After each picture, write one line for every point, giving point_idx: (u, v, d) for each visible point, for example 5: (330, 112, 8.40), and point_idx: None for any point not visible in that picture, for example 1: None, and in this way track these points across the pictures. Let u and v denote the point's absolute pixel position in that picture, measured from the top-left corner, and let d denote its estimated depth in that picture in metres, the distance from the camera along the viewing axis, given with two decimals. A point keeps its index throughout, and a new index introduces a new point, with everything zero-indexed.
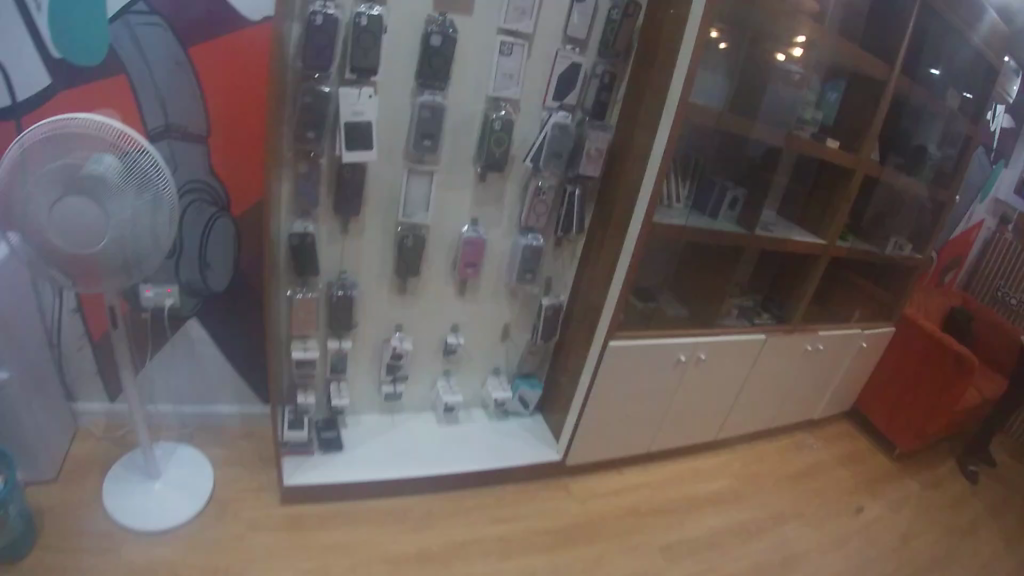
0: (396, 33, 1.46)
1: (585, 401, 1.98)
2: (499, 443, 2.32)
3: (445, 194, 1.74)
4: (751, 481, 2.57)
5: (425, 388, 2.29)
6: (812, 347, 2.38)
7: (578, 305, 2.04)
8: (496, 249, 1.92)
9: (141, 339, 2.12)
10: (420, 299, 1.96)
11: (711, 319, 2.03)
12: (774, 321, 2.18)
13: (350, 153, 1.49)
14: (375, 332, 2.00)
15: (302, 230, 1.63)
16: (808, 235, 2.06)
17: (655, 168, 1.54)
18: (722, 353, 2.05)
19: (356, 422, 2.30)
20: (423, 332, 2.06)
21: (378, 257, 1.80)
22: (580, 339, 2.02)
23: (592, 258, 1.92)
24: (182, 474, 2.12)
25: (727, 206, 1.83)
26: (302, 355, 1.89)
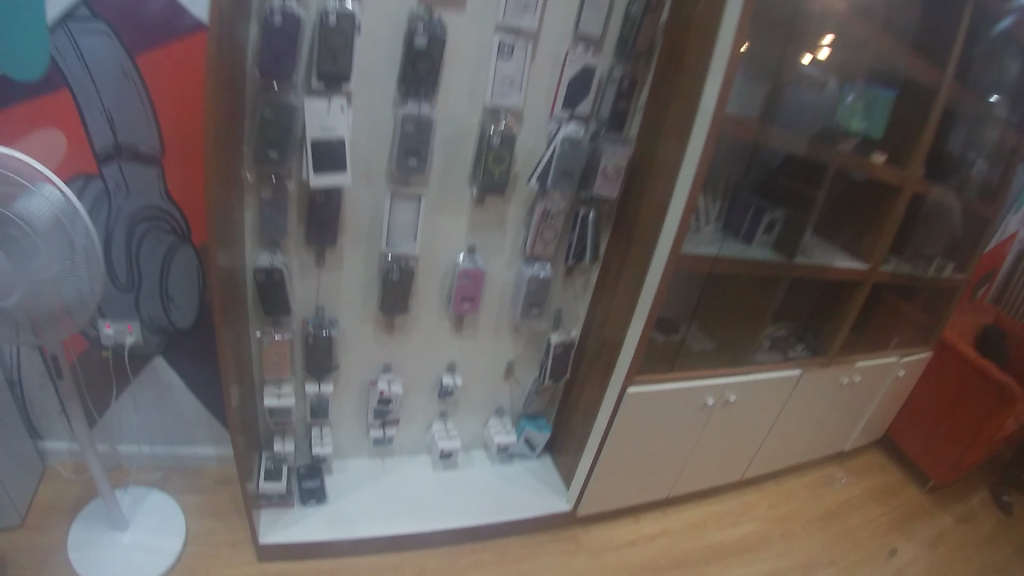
0: (374, 32, 1.23)
1: (599, 451, 1.74)
2: (503, 491, 2.07)
3: (438, 219, 1.51)
4: (789, 516, 2.27)
5: (417, 428, 2.06)
6: (850, 380, 2.14)
7: (591, 342, 1.82)
8: (495, 276, 1.68)
9: (102, 379, 1.88)
10: (411, 335, 1.73)
11: (742, 354, 1.80)
12: (811, 354, 1.95)
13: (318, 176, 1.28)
14: (359, 373, 1.78)
15: (269, 263, 1.41)
16: (848, 259, 1.84)
17: (683, 189, 1.31)
18: (754, 393, 1.81)
19: (343, 468, 2.06)
20: (415, 370, 1.85)
21: (360, 292, 1.57)
22: (592, 378, 1.79)
23: (609, 289, 1.69)
24: (152, 525, 1.90)
25: (764, 229, 1.61)
26: (275, 404, 1.66)
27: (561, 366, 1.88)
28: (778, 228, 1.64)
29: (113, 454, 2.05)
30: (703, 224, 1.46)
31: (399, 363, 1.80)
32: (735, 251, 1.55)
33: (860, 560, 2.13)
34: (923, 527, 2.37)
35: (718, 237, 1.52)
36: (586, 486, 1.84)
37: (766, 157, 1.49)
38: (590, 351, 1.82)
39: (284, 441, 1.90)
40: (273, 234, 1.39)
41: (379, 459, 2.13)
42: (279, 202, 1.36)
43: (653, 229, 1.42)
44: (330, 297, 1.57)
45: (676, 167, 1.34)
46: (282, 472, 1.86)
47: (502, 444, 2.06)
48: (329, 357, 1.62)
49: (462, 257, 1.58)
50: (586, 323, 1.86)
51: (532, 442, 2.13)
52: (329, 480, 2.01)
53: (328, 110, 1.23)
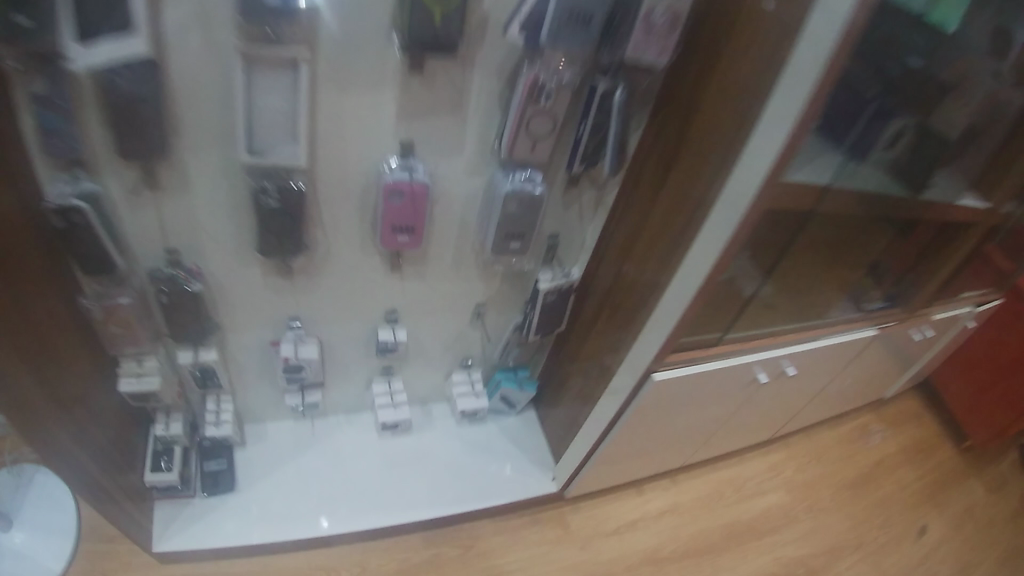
0: None
1: (607, 435, 1.31)
2: (470, 464, 1.64)
3: (349, 98, 0.89)
4: (819, 481, 1.86)
5: (357, 383, 1.55)
6: (919, 336, 1.67)
7: (601, 282, 1.26)
8: (447, 190, 1.07)
9: None
10: (328, 278, 1.17)
11: (804, 313, 1.30)
12: (885, 305, 1.47)
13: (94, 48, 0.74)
14: (254, 330, 1.27)
15: (71, 198, 0.88)
16: (970, 186, 1.29)
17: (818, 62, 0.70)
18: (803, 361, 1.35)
19: (260, 437, 1.61)
20: (341, 325, 1.32)
21: (229, 224, 1.04)
22: (601, 337, 1.29)
23: (636, 212, 1.11)
24: (45, 521, 1.46)
25: (886, 141, 1.06)
26: (134, 388, 1.19)
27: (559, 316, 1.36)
28: (906, 138, 1.12)
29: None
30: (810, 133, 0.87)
31: (316, 311, 1.26)
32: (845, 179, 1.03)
33: (890, 543, 1.76)
34: (954, 498, 1.94)
35: (820, 155, 0.96)
36: (586, 467, 1.45)
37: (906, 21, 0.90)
38: (598, 294, 1.29)
39: (169, 421, 1.40)
40: (66, 155, 0.84)
41: (306, 423, 1.66)
42: (62, 98, 0.79)
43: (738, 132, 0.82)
44: (190, 236, 1.04)
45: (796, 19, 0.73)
46: (172, 458, 1.40)
47: (468, 411, 1.59)
48: (196, 313, 1.13)
49: (391, 159, 0.98)
50: (593, 258, 1.30)
51: (508, 401, 1.66)
52: (240, 455, 1.57)
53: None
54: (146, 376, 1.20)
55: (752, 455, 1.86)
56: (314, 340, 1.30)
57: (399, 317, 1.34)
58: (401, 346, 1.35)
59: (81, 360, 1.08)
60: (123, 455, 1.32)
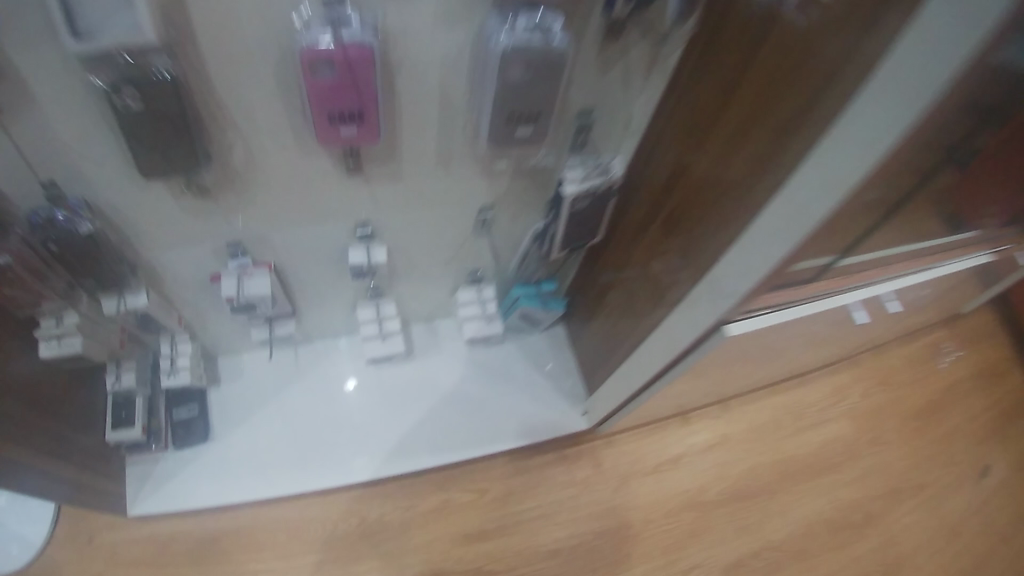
0: None
1: (655, 383, 1.04)
2: (484, 395, 1.39)
3: None
4: (888, 407, 1.58)
5: (340, 311, 1.26)
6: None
7: (659, 182, 0.90)
8: (413, 61, 0.70)
9: None
10: (265, 190, 0.85)
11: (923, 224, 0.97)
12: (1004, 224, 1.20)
13: None
14: (190, 262, 1.00)
15: None
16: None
17: None
18: (904, 287, 1.05)
19: (236, 373, 1.39)
20: (303, 249, 1.02)
21: (104, 137, 0.73)
22: (657, 255, 0.96)
23: (724, 78, 0.73)
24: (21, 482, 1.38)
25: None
26: (58, 353, 1.01)
27: (595, 226, 1.02)
28: None
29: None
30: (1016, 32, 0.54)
31: (264, 233, 0.95)
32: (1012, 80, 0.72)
33: (957, 482, 1.50)
34: None
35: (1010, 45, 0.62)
36: (624, 411, 1.22)
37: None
38: (650, 194, 0.94)
39: (121, 370, 1.20)
40: None
41: (290, 349, 1.42)
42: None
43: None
44: (56, 161, 0.75)
45: None
46: (134, 412, 1.22)
47: (476, 337, 1.26)
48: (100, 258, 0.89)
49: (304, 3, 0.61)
50: (642, 140, 0.93)
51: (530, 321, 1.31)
52: (214, 396, 1.37)
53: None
54: (68, 337, 1.02)
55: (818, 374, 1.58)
56: (266, 272, 0.99)
57: (374, 230, 1.00)
58: (380, 266, 1.03)
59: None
60: (71, 418, 1.12)
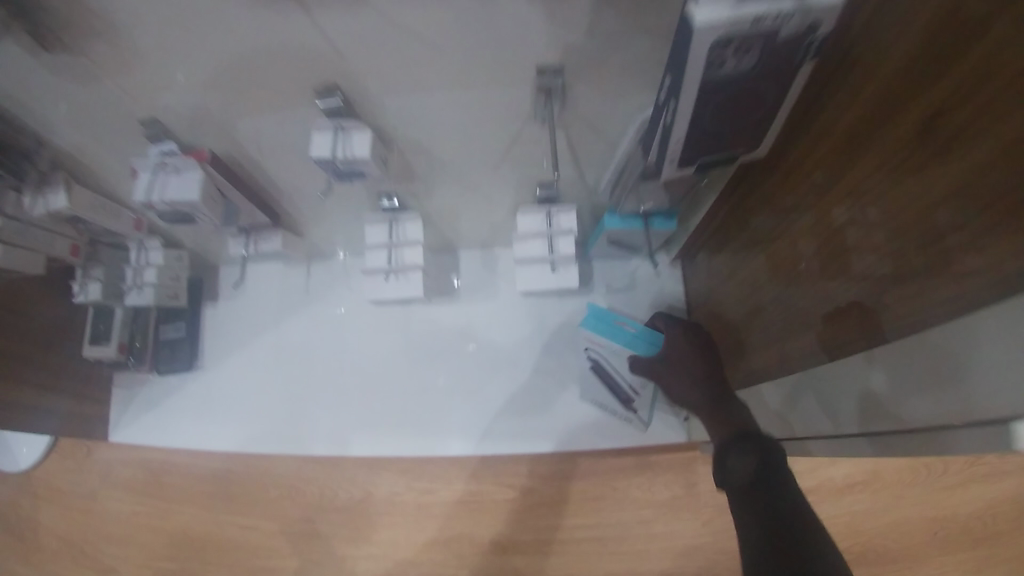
0: None
1: (852, 443, 0.54)
2: (544, 367, 1.01)
3: None
4: None
5: (351, 225, 0.89)
6: None
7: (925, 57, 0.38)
8: None
9: None
10: (139, 21, 0.49)
11: None
12: None
13: None
14: (110, 130, 0.67)
15: None
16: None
17: None
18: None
19: (237, 292, 1.11)
20: (255, 127, 0.64)
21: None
22: (923, 220, 0.42)
23: None
24: None
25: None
26: None
27: (762, 130, 0.52)
28: None
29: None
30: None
31: (177, 99, 0.60)
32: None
33: None
34: None
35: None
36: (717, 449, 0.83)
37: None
38: (882, 81, 0.43)
39: (87, 279, 0.93)
40: None
41: (300, 264, 1.11)
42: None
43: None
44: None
45: None
46: (113, 325, 0.99)
47: (535, 290, 0.85)
48: None
49: None
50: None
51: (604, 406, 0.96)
52: (211, 313, 1.11)
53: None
54: None
55: None
56: (200, 171, 0.66)
57: (349, 101, 0.58)
58: (367, 167, 0.63)
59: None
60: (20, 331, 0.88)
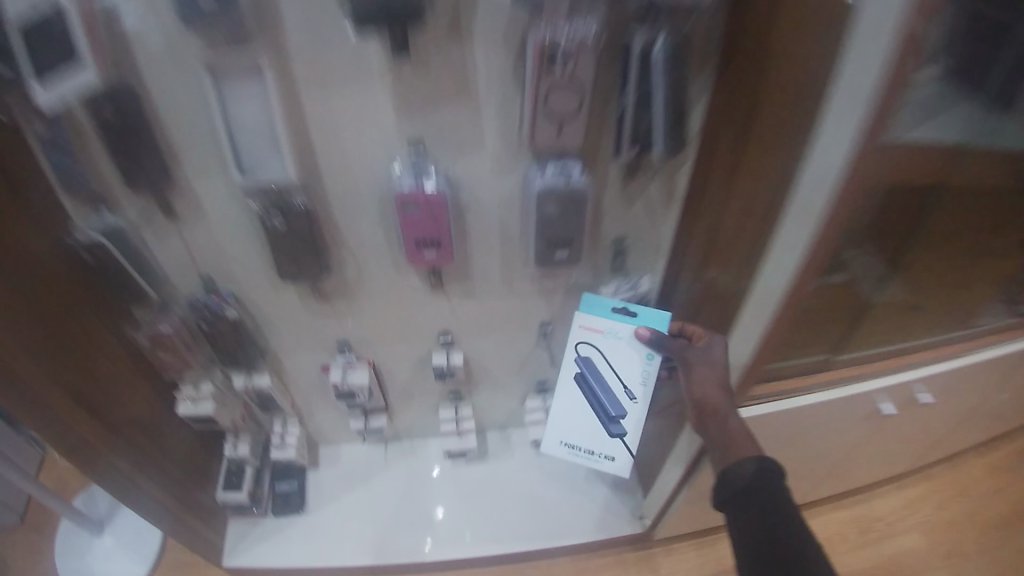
0: None
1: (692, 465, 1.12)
2: (556, 499, 1.45)
3: (340, 110, 0.74)
4: (965, 515, 1.63)
5: (423, 412, 1.44)
6: None
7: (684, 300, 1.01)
8: (476, 211, 0.90)
9: None
10: (366, 307, 1.07)
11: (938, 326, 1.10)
12: None
13: (46, 86, 0.68)
14: (308, 355, 1.19)
15: (95, 231, 0.91)
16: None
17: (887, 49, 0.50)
18: (938, 381, 1.11)
19: (335, 458, 1.50)
20: (393, 355, 1.21)
21: (244, 233, 0.94)
22: None
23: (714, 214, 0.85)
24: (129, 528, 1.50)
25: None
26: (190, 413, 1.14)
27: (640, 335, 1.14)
28: None
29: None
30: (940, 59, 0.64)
31: (364, 341, 1.16)
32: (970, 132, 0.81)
33: None
34: None
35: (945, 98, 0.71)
36: (671, 508, 1.29)
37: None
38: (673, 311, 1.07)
39: (238, 442, 1.32)
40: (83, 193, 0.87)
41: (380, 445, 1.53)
42: (64, 139, 0.82)
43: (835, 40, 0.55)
44: (214, 254, 0.97)
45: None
46: (244, 478, 1.32)
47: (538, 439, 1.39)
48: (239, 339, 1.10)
49: (398, 162, 0.80)
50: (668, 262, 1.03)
51: (574, 449, 1.03)
52: (313, 477, 1.47)
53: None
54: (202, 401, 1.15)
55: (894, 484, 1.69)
56: (366, 369, 1.17)
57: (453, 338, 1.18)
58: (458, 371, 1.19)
59: (131, 385, 1.09)
60: (193, 475, 1.28)
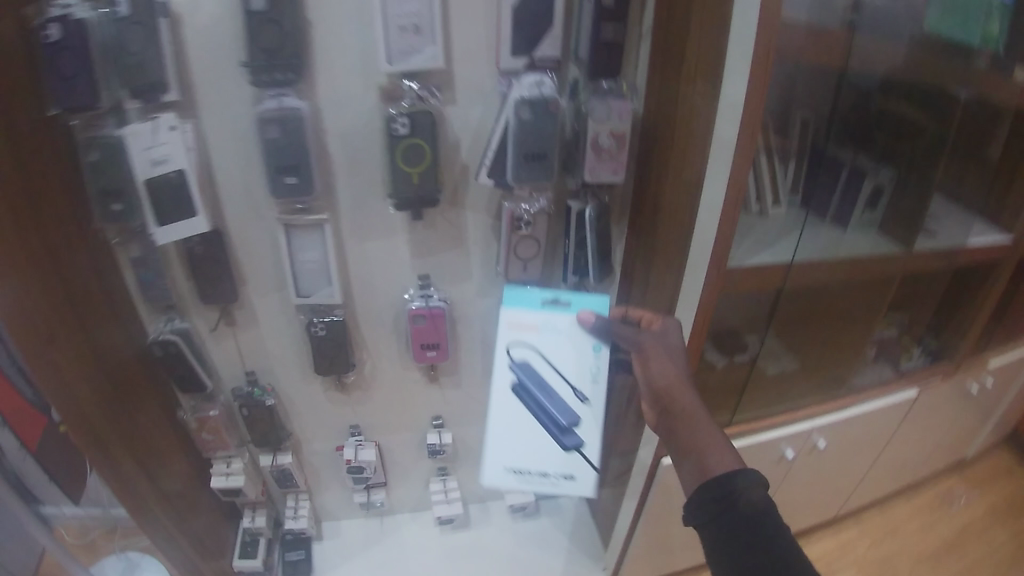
0: (199, 6, 0.87)
1: (642, 512, 1.40)
2: (530, 559, 1.66)
3: (368, 245, 1.06)
4: (886, 563, 1.88)
5: (415, 487, 1.67)
6: (978, 388, 1.73)
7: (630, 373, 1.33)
8: (464, 314, 1.19)
9: (60, 457, 1.58)
10: (376, 394, 1.33)
11: (832, 386, 1.42)
12: (928, 360, 1.59)
13: (165, 227, 0.97)
14: (323, 437, 1.43)
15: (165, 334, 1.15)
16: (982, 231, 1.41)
17: (716, 213, 0.82)
18: (832, 430, 1.40)
19: (336, 532, 1.70)
20: (395, 435, 1.46)
21: (286, 331, 1.20)
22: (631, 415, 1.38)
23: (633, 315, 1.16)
24: None
25: (866, 204, 1.16)
26: (222, 485, 1.36)
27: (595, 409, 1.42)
28: (886, 197, 1.19)
29: (110, 517, 1.81)
30: (773, 201, 1.06)
31: (370, 423, 1.41)
32: (828, 240, 1.14)
33: None
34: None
35: (800, 226, 1.09)
36: (626, 556, 1.54)
37: (861, 88, 1.03)
38: None
39: (255, 514, 1.54)
40: (161, 301, 1.14)
41: (376, 519, 1.74)
42: (153, 260, 1.10)
43: (690, 209, 0.89)
44: (258, 352, 1.24)
45: (699, 181, 0.86)
46: (258, 547, 1.52)
47: (517, 504, 1.66)
48: (273, 426, 1.32)
49: (408, 289, 1.13)
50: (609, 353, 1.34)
51: (523, 475, 0.89)
52: (317, 548, 1.66)
53: (153, 133, 0.91)
54: (234, 475, 1.37)
55: (825, 535, 1.95)
56: (373, 446, 1.42)
57: (445, 422, 1.44)
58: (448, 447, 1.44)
59: (181, 462, 1.30)
60: (214, 545, 1.47)
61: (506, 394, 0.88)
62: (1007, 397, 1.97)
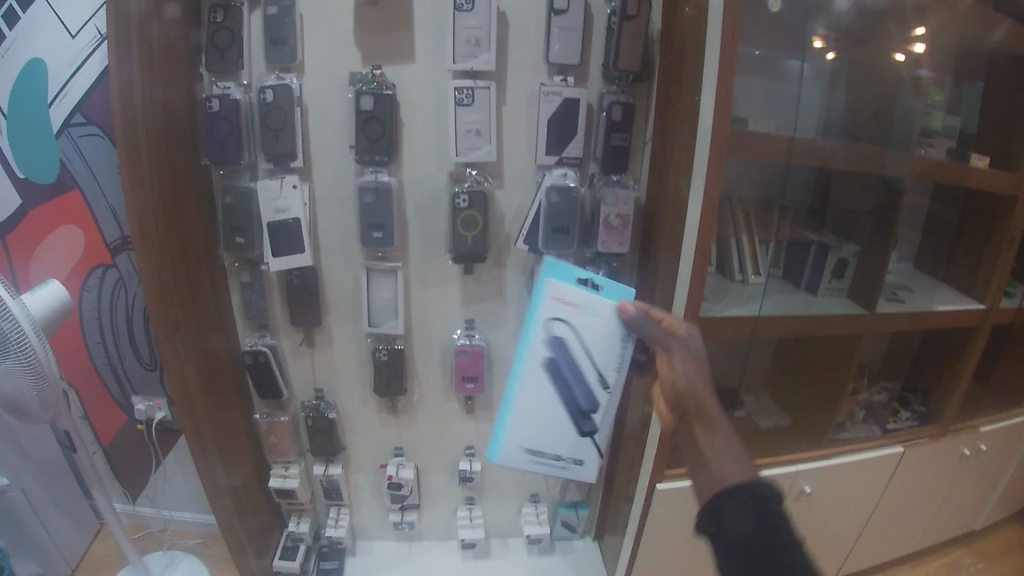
0: (323, 105, 1.21)
1: (640, 551, 1.56)
2: None
3: (426, 289, 1.35)
4: None
5: (444, 512, 1.87)
6: (973, 451, 1.83)
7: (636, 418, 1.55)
8: (500, 355, 1.46)
9: (139, 452, 1.85)
10: (419, 419, 1.59)
11: (818, 438, 1.60)
12: (917, 421, 1.74)
13: (277, 260, 1.27)
14: (371, 455, 1.67)
15: (256, 347, 1.44)
16: (955, 300, 1.58)
17: (693, 274, 1.08)
18: (817, 477, 1.56)
19: (367, 550, 1.91)
20: (432, 460, 1.69)
21: (354, 355, 1.48)
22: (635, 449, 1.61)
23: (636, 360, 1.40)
24: None
25: (832, 274, 1.43)
26: (279, 485, 1.60)
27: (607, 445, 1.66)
28: (852, 269, 1.44)
29: (160, 519, 2.02)
30: (753, 272, 1.37)
31: (412, 445, 1.65)
32: (800, 304, 1.38)
33: None
34: None
35: (769, 290, 1.39)
36: None
37: (811, 181, 1.29)
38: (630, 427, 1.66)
39: (300, 521, 1.78)
40: (258, 320, 1.44)
41: (405, 542, 1.94)
42: (259, 287, 1.40)
43: (672, 271, 1.16)
44: (330, 373, 1.52)
45: (678, 248, 1.13)
46: (297, 552, 1.73)
47: (532, 537, 1.83)
48: (333, 438, 1.57)
49: (458, 330, 1.41)
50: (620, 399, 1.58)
51: (537, 456, 1.06)
52: (350, 560, 1.86)
53: (280, 189, 1.24)
54: (290, 478, 1.62)
55: None
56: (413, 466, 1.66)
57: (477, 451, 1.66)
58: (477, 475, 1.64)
59: (247, 458, 1.55)
60: (262, 543, 1.68)
61: (532, 378, 1.01)
62: (1008, 470, 2.05)
